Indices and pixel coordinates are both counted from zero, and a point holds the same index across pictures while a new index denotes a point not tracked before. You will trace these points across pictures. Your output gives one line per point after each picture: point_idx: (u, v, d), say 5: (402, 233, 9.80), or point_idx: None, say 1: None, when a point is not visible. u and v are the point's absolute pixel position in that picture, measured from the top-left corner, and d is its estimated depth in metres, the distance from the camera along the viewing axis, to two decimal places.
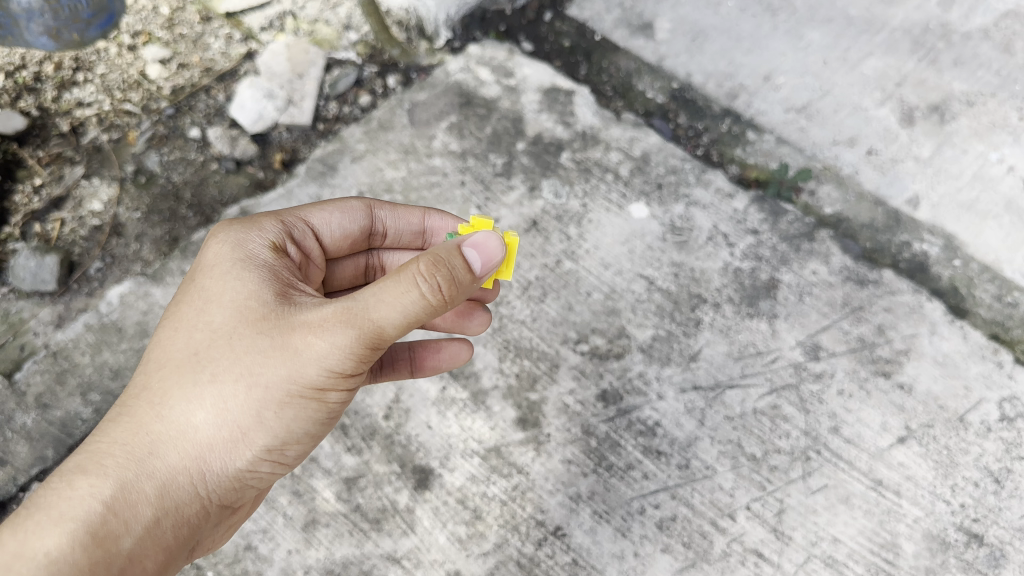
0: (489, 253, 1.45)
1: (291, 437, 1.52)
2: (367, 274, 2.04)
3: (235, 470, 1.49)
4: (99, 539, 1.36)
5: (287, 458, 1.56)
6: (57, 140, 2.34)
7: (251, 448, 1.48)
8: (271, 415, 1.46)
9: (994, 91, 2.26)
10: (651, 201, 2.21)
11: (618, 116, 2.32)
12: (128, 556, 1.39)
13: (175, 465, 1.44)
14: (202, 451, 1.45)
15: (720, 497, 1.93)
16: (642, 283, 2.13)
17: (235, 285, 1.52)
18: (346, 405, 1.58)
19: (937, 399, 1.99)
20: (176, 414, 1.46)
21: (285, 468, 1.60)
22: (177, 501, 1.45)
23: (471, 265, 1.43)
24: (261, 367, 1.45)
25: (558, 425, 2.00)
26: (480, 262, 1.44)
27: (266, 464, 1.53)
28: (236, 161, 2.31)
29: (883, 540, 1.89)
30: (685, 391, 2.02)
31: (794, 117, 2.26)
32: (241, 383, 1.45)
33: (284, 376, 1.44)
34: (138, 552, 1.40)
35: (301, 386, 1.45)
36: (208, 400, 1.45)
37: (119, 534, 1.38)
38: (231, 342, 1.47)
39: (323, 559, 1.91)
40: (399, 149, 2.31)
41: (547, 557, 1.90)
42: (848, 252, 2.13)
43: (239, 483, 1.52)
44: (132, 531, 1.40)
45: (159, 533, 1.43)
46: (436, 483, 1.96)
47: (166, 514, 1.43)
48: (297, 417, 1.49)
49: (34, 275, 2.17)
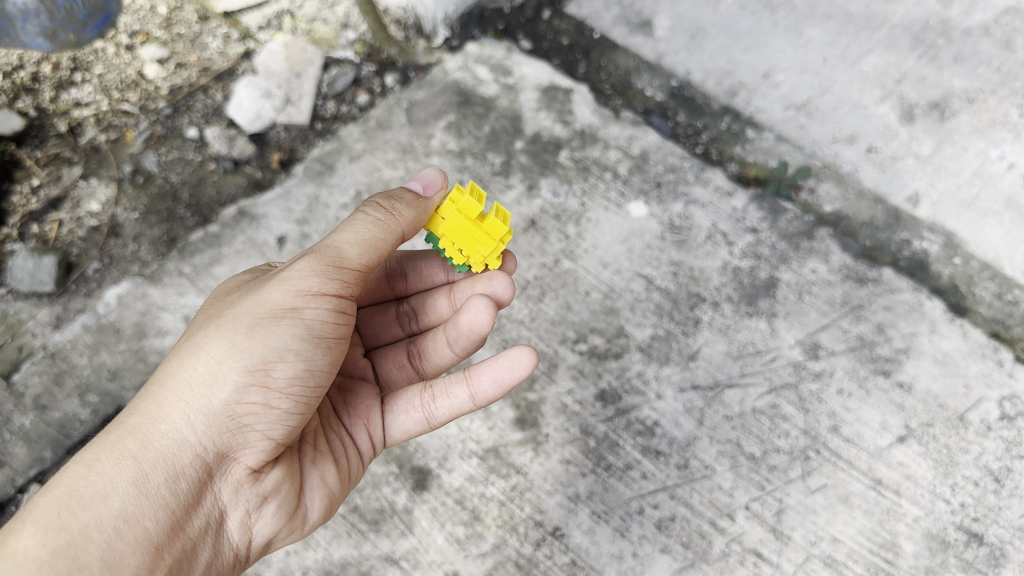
0: (427, 177, 1.65)
1: (276, 360, 1.46)
2: (404, 324, 1.96)
3: (224, 410, 1.44)
4: (84, 500, 1.36)
5: (290, 397, 1.48)
6: (55, 140, 2.34)
7: (233, 377, 1.45)
8: (243, 340, 1.46)
9: (994, 88, 2.25)
10: (650, 199, 2.20)
11: (617, 114, 2.31)
12: (120, 516, 1.36)
13: (155, 416, 1.44)
14: (182, 394, 1.44)
15: (719, 496, 1.93)
16: (641, 282, 2.12)
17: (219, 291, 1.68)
18: (335, 335, 1.54)
19: (937, 397, 1.98)
20: (156, 380, 1.50)
21: (293, 418, 1.50)
22: (164, 451, 1.41)
23: (416, 190, 1.63)
24: (228, 312, 1.52)
25: (557, 424, 2.00)
26: (424, 185, 1.64)
27: (267, 402, 1.46)
28: (234, 161, 2.31)
29: (882, 539, 1.88)
30: (685, 390, 2.01)
31: (793, 115, 2.25)
32: (209, 327, 1.50)
33: (251, 306, 1.50)
34: (131, 511, 1.37)
35: (269, 309, 1.49)
36: (182, 352, 1.49)
37: (106, 493, 1.37)
38: (208, 313, 1.57)
39: (321, 560, 1.91)
40: (397, 148, 2.30)
41: (546, 557, 1.89)
42: (847, 250, 2.12)
43: (237, 428, 1.46)
44: (118, 489, 1.38)
45: (152, 487, 1.40)
46: (434, 483, 1.96)
47: (152, 466, 1.40)
48: (275, 337, 1.47)
49: (32, 275, 2.17)
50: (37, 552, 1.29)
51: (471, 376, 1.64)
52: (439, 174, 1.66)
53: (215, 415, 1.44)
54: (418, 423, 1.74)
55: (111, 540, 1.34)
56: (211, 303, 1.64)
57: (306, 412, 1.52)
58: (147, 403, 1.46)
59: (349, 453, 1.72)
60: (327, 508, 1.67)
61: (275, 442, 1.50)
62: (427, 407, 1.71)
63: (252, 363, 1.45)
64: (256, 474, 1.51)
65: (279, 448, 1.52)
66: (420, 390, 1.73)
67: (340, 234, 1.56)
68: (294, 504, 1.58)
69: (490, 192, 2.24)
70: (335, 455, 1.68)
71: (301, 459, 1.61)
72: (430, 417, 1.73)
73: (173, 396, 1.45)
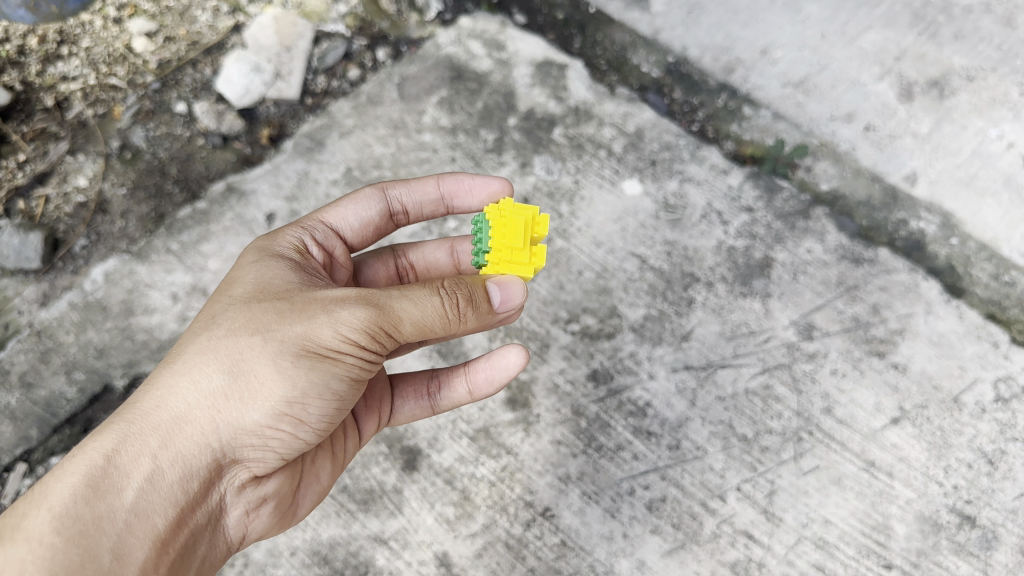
0: (509, 291, 1.52)
1: (310, 393, 1.43)
2: (403, 278, 1.99)
3: (251, 429, 1.42)
4: (100, 490, 1.34)
5: (315, 430, 1.48)
6: (42, 115, 2.29)
7: (267, 406, 1.41)
8: (284, 370, 1.41)
9: (994, 66, 2.21)
10: (644, 177, 2.18)
11: (612, 90, 2.28)
12: (132, 510, 1.34)
13: (183, 417, 1.40)
14: (213, 404, 1.41)
15: (711, 478, 1.91)
16: (634, 262, 2.10)
17: (258, 271, 1.59)
18: (369, 374, 1.52)
19: (931, 378, 1.97)
20: (186, 366, 1.45)
21: (309, 440, 1.50)
22: (183, 453, 1.39)
23: (490, 299, 1.51)
24: (273, 326, 1.44)
25: (548, 405, 1.98)
26: (501, 299, 1.51)
27: (294, 431, 1.45)
28: (223, 137, 2.27)
29: (875, 521, 1.87)
30: (677, 370, 2.00)
31: (791, 92, 2.21)
32: (251, 339, 1.43)
33: (299, 333, 1.43)
34: (144, 507, 1.35)
35: (316, 346, 1.42)
36: (217, 356, 1.44)
37: (121, 486, 1.35)
38: (248, 307, 1.50)
39: (309, 541, 1.88)
40: (388, 125, 2.27)
41: (535, 538, 1.87)
42: (844, 229, 2.10)
43: (256, 442, 1.44)
44: (134, 483, 1.36)
45: (166, 488, 1.38)
46: (424, 464, 1.94)
47: (170, 466, 1.38)
48: (315, 377, 1.43)
49: (17, 252, 2.13)
50: (52, 538, 1.28)
51: (470, 373, 1.72)
52: (521, 298, 1.53)
53: (241, 432, 1.42)
54: (424, 410, 1.82)
55: (122, 533, 1.33)
56: (250, 289, 1.55)
57: (322, 437, 1.53)
58: (175, 399, 1.42)
59: (349, 444, 1.73)
60: (317, 497, 1.70)
61: (286, 458, 1.51)
62: (434, 396, 1.79)
63: (289, 397, 1.42)
64: (261, 478, 1.52)
65: (287, 462, 1.52)
66: (428, 380, 1.80)
67: (408, 301, 1.44)
68: (288, 504, 1.60)
69: (482, 170, 2.21)
70: (335, 450, 1.69)
71: (304, 463, 1.62)
72: (436, 405, 1.81)
73: (204, 403, 1.41)
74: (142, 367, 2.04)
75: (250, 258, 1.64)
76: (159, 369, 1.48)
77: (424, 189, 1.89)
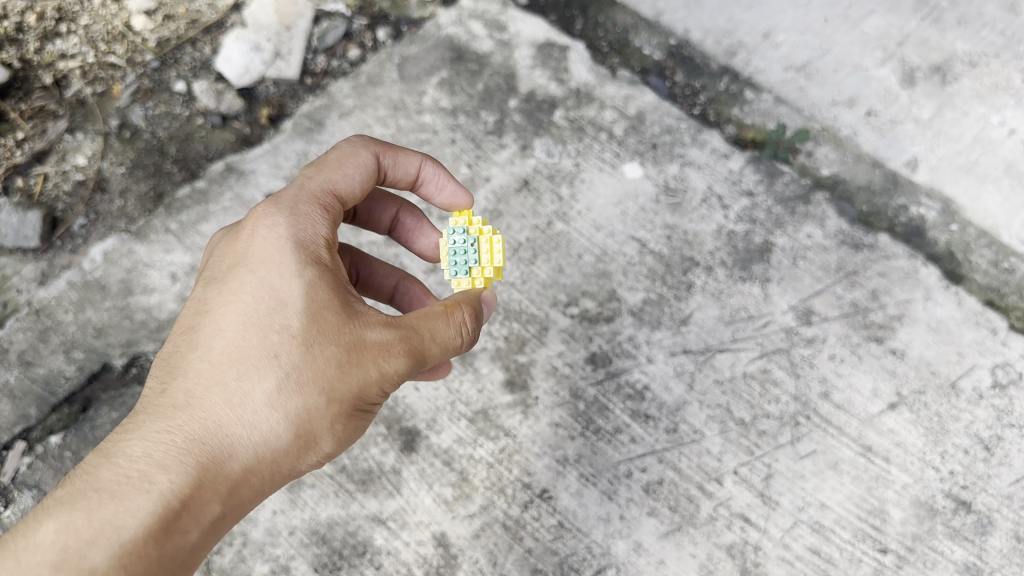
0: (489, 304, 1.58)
1: (346, 438, 1.43)
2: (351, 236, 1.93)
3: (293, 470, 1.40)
4: (166, 533, 1.23)
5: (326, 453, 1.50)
6: (40, 93, 2.27)
7: (318, 452, 1.39)
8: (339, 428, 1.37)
9: (997, 52, 2.20)
10: (645, 160, 2.17)
11: (613, 73, 2.27)
12: (189, 552, 1.28)
13: (241, 462, 1.32)
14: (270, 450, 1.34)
15: (708, 461, 1.91)
16: (634, 246, 2.10)
17: (287, 290, 1.36)
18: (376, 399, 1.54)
19: (929, 364, 1.97)
20: (249, 399, 1.33)
21: None
22: (240, 496, 1.34)
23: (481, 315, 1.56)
24: (341, 378, 1.34)
25: (546, 387, 1.99)
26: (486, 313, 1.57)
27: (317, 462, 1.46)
28: (222, 116, 2.26)
29: (871, 506, 1.87)
30: (675, 354, 2.00)
31: (793, 77, 2.20)
32: (314, 390, 1.33)
33: (364, 393, 1.37)
34: (199, 547, 1.29)
35: (370, 402, 1.39)
36: (282, 401, 1.33)
37: (186, 534, 1.26)
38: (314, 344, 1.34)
39: (308, 521, 1.89)
40: (388, 105, 2.26)
41: (533, 519, 1.88)
42: (844, 215, 2.10)
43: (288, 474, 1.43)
44: (195, 526, 1.27)
45: (219, 527, 1.33)
46: (422, 445, 1.94)
47: (228, 510, 1.32)
48: (355, 427, 1.43)
49: (17, 231, 2.13)
50: None
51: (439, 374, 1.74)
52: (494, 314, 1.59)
53: (285, 473, 1.39)
54: None
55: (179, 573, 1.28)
56: (297, 319, 1.34)
57: None
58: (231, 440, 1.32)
59: None
60: None
61: None
62: None
63: (335, 444, 1.41)
64: None
65: None
66: None
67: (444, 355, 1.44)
68: None
69: (482, 152, 2.20)
70: None
71: None
72: None
73: (261, 450, 1.33)
74: (141, 346, 2.04)
75: (263, 249, 1.40)
76: (205, 386, 1.34)
77: (408, 167, 1.68)
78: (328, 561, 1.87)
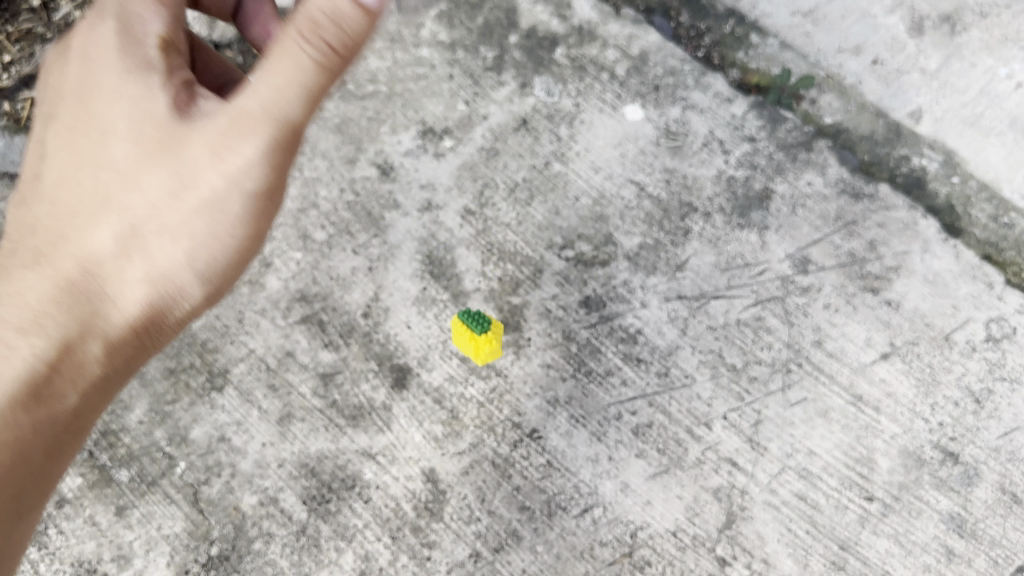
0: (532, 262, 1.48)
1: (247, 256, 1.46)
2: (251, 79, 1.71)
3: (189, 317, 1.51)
4: (36, 393, 1.39)
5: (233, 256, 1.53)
6: (27, 16, 2.22)
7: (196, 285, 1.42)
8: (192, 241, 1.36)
9: (1009, 5, 2.22)
10: (646, 103, 2.14)
11: (617, 11, 2.24)
12: (72, 413, 1.45)
13: (102, 319, 1.41)
14: (121, 312, 1.42)
15: (698, 406, 1.90)
16: (632, 189, 2.07)
17: (127, 112, 1.34)
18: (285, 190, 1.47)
19: (924, 316, 1.96)
20: (98, 238, 1.38)
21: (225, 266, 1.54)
22: (127, 356, 1.48)
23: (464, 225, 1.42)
24: (169, 220, 1.34)
25: (539, 329, 1.96)
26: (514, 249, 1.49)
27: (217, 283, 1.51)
28: (215, 45, 2.20)
29: (859, 455, 1.86)
30: (670, 299, 1.98)
31: (800, 22, 2.21)
32: (160, 234, 1.36)
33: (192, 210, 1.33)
34: (84, 407, 1.46)
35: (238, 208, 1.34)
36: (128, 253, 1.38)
37: (63, 391, 1.42)
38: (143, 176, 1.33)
39: (297, 454, 1.85)
40: (385, 37, 2.22)
41: (521, 458, 1.86)
42: (844, 163, 2.09)
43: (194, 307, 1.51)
44: (75, 386, 1.43)
45: (106, 386, 1.49)
46: (413, 382, 1.91)
47: (99, 364, 1.45)
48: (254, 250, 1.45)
49: (4, 155, 2.08)
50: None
51: None
52: None
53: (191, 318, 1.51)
54: None
55: (70, 430, 1.45)
56: (128, 159, 1.34)
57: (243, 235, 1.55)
58: (118, 304, 1.41)
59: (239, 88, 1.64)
60: None
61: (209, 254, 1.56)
62: None
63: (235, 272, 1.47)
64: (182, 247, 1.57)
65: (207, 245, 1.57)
66: None
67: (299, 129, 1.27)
68: None
69: (480, 89, 2.17)
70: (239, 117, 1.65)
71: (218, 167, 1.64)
72: None
73: (128, 309, 1.41)
74: None
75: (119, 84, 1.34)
76: (66, 226, 1.39)
77: None
78: (317, 494, 1.82)
